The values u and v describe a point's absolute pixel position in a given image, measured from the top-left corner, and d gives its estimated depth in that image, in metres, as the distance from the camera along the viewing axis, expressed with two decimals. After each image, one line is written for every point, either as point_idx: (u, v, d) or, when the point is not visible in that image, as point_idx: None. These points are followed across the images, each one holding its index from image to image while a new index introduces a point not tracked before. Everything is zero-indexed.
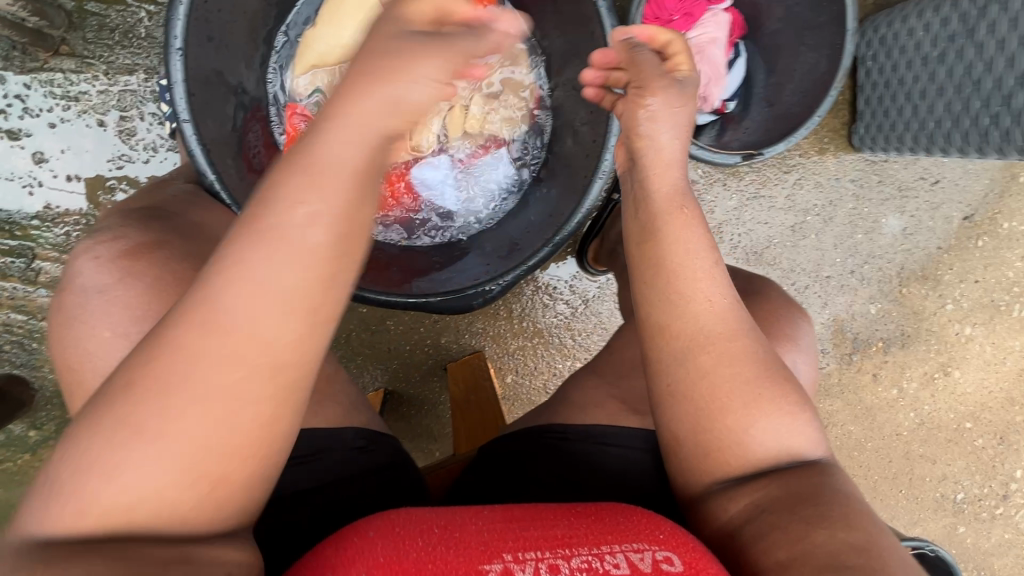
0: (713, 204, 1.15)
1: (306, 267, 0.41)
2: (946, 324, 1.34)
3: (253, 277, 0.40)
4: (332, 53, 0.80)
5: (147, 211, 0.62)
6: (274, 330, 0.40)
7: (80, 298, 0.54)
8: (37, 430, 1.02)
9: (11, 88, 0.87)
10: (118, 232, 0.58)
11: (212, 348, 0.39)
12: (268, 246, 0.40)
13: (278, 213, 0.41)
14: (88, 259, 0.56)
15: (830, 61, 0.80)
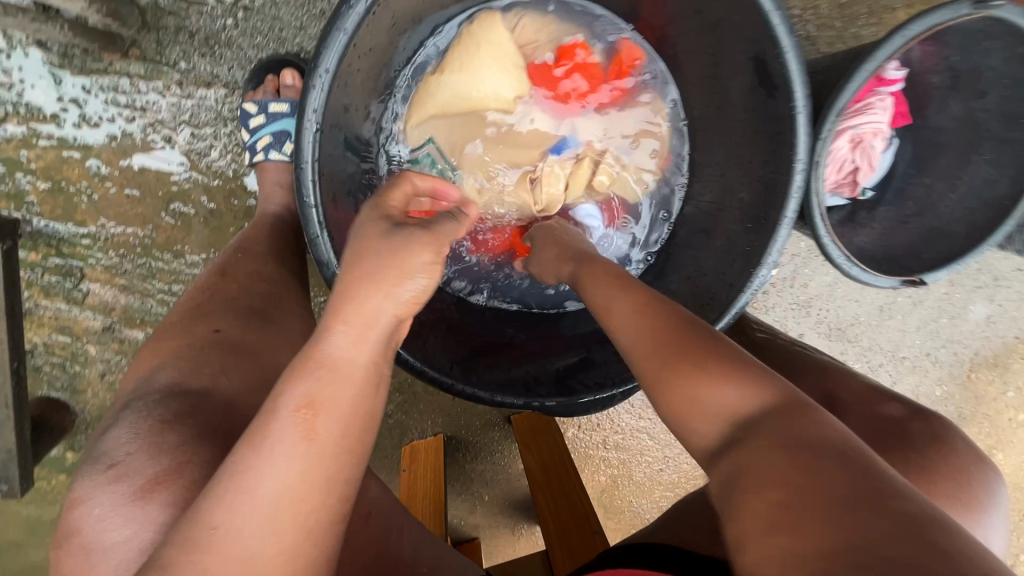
0: (808, 278, 1.08)
1: (307, 471, 0.36)
2: (1003, 410, 1.32)
3: (253, 478, 0.35)
4: (456, 103, 0.72)
5: (167, 390, 0.50)
6: (263, 540, 0.35)
7: (92, 546, 0.43)
8: (74, 452, 0.96)
9: (67, 91, 0.74)
10: (129, 442, 0.46)
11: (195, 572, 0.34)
12: (275, 444, 0.36)
13: (285, 408, 0.37)
14: (100, 488, 0.45)
15: (1011, 185, 0.72)
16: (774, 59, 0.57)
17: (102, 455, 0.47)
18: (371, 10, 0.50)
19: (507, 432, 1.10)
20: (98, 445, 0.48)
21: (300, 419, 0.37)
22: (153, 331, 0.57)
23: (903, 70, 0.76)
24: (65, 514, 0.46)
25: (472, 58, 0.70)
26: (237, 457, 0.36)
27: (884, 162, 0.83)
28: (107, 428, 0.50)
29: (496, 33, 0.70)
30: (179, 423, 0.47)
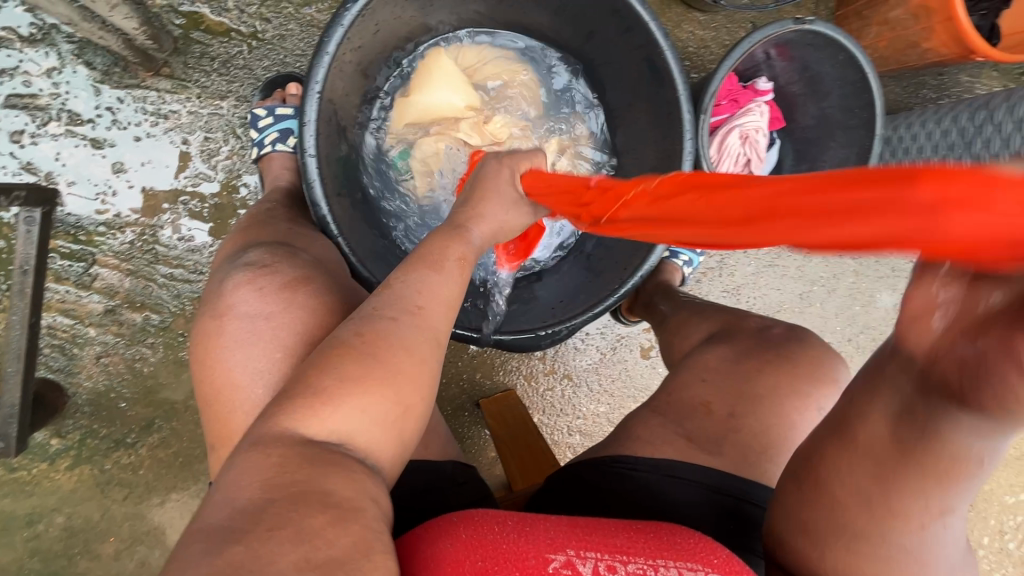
0: (734, 267, 1.27)
1: (458, 294, 0.56)
2: None
3: (434, 286, 0.54)
4: (427, 112, 0.89)
5: (280, 242, 0.67)
6: (445, 324, 0.53)
7: (236, 321, 0.57)
8: (59, 439, 0.99)
9: (105, 100, 0.91)
10: (268, 259, 0.63)
11: (410, 322, 0.50)
12: (442, 270, 0.55)
13: (450, 254, 0.57)
14: (246, 285, 0.60)
15: (859, 158, 0.94)
16: (658, 56, 0.78)
17: (248, 265, 0.62)
18: (363, 14, 0.69)
19: (477, 416, 1.18)
20: (231, 266, 0.63)
21: (459, 262, 0.57)
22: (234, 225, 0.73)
23: (769, 83, 1.00)
24: (207, 306, 0.60)
25: (435, 79, 0.88)
26: (409, 267, 0.55)
27: (772, 156, 1.05)
28: (232, 260, 0.65)
29: (444, 58, 0.89)
30: (302, 256, 0.64)
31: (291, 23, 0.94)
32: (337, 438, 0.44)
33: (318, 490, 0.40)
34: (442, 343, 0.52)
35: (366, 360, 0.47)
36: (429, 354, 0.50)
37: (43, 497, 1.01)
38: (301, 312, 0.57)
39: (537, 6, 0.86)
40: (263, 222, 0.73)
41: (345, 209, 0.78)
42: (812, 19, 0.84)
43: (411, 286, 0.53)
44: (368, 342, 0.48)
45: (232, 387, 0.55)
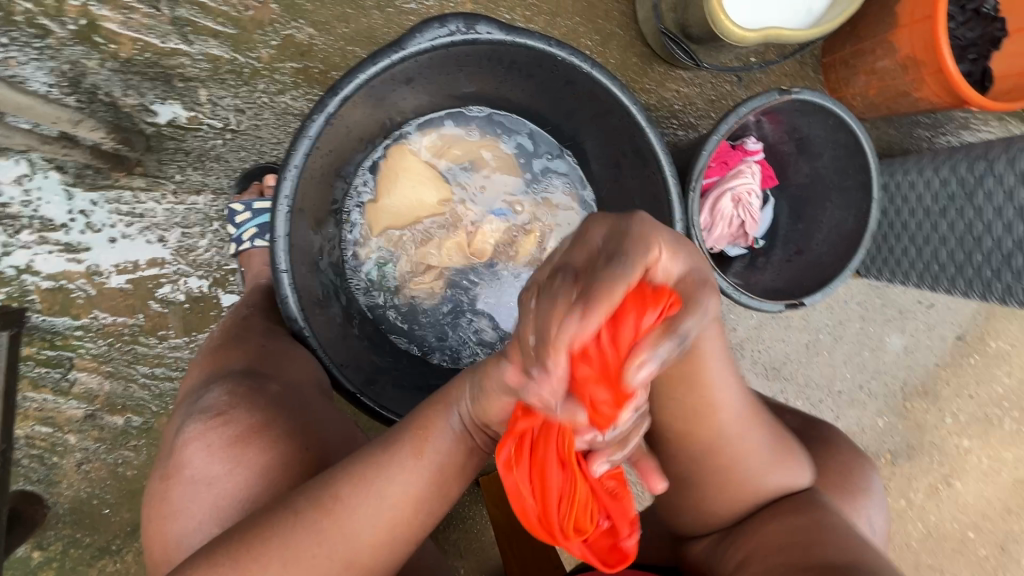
0: (735, 322, 1.23)
1: (422, 475, 0.48)
2: (947, 436, 1.40)
3: (384, 477, 0.48)
4: (395, 213, 0.86)
5: (247, 373, 0.63)
6: (392, 513, 0.48)
7: (183, 478, 0.56)
8: (41, 551, 0.95)
9: (77, 204, 0.88)
10: (224, 404, 0.59)
11: (311, 533, 0.46)
12: (398, 457, 0.48)
13: (411, 439, 0.49)
14: (197, 438, 0.57)
15: (857, 221, 0.90)
16: (641, 136, 0.75)
17: (202, 409, 0.60)
18: (331, 121, 0.67)
19: (478, 495, 1.13)
20: (192, 404, 0.61)
21: (414, 446, 0.48)
22: (204, 346, 0.69)
23: (759, 142, 0.97)
24: (167, 447, 0.59)
25: (402, 179, 0.86)
26: (370, 455, 0.49)
27: (768, 215, 1.02)
28: (200, 391, 0.63)
29: (410, 155, 0.86)
30: (264, 394, 0.60)
31: (266, 112, 0.92)
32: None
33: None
34: (352, 559, 0.47)
35: (239, 568, 0.46)
36: (318, 573, 0.46)
37: None
38: (249, 477, 0.54)
39: (515, 89, 0.84)
40: (232, 339, 0.69)
41: (319, 313, 0.74)
42: (798, 89, 0.82)
43: (350, 475, 0.48)
44: (252, 547, 0.46)
45: (171, 547, 0.55)
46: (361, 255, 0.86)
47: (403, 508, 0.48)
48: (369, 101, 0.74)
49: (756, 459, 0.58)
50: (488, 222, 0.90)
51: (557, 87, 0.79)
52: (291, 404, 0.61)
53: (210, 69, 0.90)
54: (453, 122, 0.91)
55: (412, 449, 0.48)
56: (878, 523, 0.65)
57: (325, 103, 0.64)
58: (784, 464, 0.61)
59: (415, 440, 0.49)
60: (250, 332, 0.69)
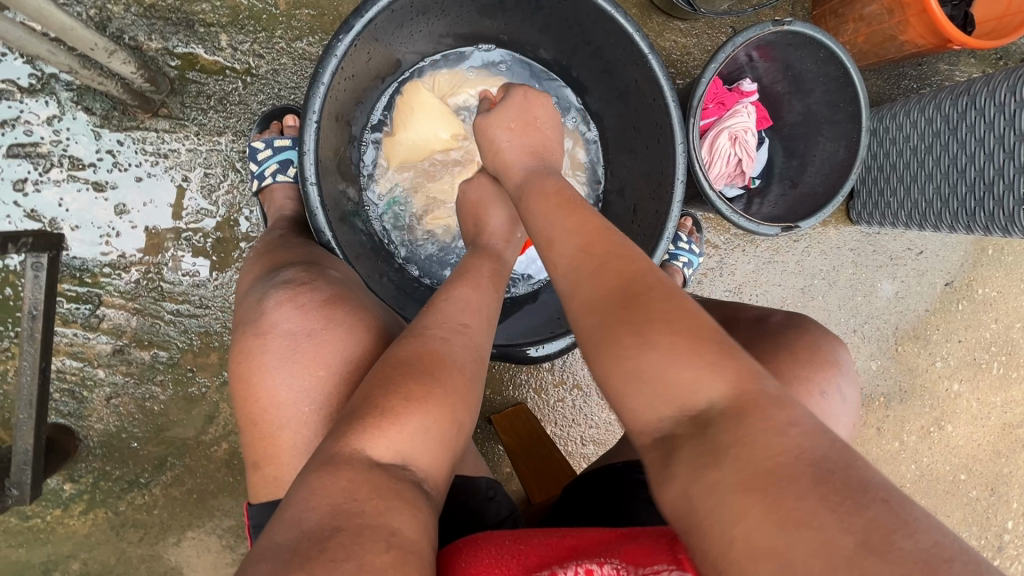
0: (733, 266, 1.28)
1: (486, 298, 0.64)
2: (937, 380, 1.45)
3: (464, 301, 0.62)
4: (411, 148, 0.90)
5: (308, 260, 0.67)
6: (482, 329, 0.61)
7: (282, 339, 0.59)
8: (72, 483, 0.99)
9: (105, 144, 0.92)
10: (303, 277, 0.64)
11: (449, 339, 0.58)
12: (472, 284, 0.65)
13: (479, 274, 0.68)
14: (287, 303, 0.61)
15: (848, 151, 0.94)
16: (644, 62, 0.80)
17: (282, 286, 0.63)
18: (355, 43, 0.71)
19: (490, 433, 1.17)
20: (263, 288, 0.64)
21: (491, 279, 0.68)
22: (256, 251, 0.73)
23: (755, 84, 1.02)
24: (249, 324, 0.61)
25: (416, 115, 0.90)
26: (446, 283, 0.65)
27: (763, 155, 1.07)
28: (266, 279, 0.66)
29: (423, 92, 0.90)
30: (335, 275, 0.66)
31: (283, 58, 0.96)
32: (394, 468, 0.49)
33: (382, 528, 0.43)
34: (483, 356, 0.59)
35: (416, 387, 0.52)
36: (469, 372, 0.57)
37: (57, 544, 0.99)
38: (353, 328, 0.61)
39: (523, 26, 0.88)
40: (279, 247, 0.73)
41: (342, 232, 0.79)
42: (790, 20, 0.86)
43: (436, 307, 0.61)
44: (407, 368, 0.54)
45: (275, 406, 0.58)
46: (380, 190, 0.91)
47: (491, 314, 0.64)
48: (385, 32, 0.78)
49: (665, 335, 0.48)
50: None
51: (563, 20, 0.84)
52: (348, 286, 0.66)
53: (229, 15, 0.94)
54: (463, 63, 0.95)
55: (491, 284, 0.67)
56: (849, 393, 0.69)
57: (350, 24, 0.69)
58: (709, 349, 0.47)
59: (491, 281, 0.67)
60: (282, 243, 0.74)
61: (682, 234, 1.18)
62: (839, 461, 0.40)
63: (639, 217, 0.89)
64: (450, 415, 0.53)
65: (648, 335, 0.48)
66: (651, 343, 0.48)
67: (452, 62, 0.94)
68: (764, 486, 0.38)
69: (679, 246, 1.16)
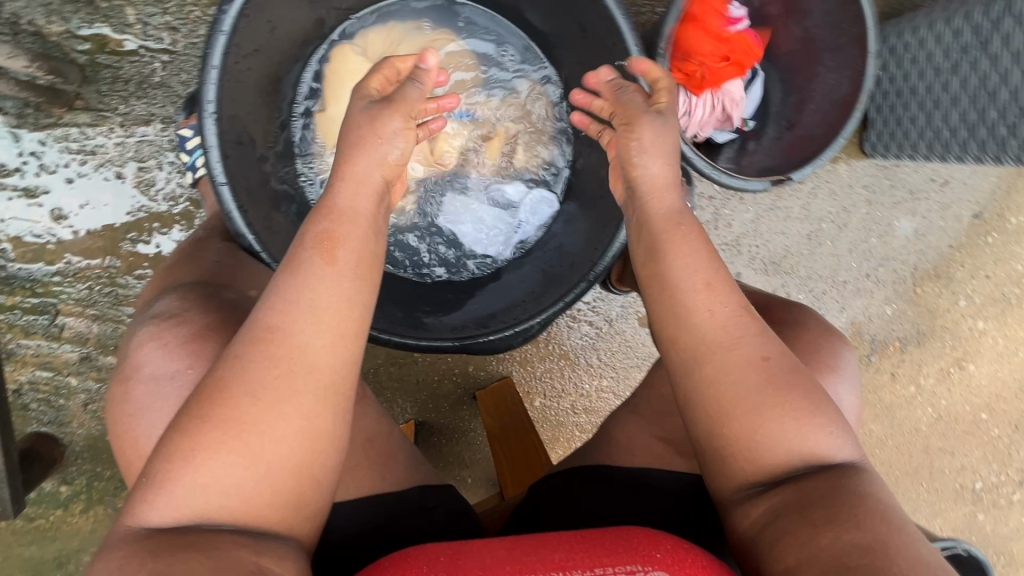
0: (729, 218, 1.17)
1: (335, 286, 0.51)
2: (960, 320, 1.35)
3: (293, 292, 0.49)
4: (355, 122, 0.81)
5: (197, 284, 0.63)
6: (311, 340, 0.49)
7: (144, 382, 0.56)
8: (67, 485, 1.01)
9: (26, 146, 0.86)
10: (175, 308, 0.60)
11: (261, 358, 0.48)
12: (309, 267, 0.50)
13: (310, 241, 0.52)
14: (151, 341, 0.57)
15: (851, 83, 0.81)
16: (595, 0, 0.67)
17: (153, 315, 0.60)
18: (247, 13, 0.61)
19: (477, 409, 1.15)
20: (143, 315, 0.61)
21: (322, 248, 0.52)
22: (160, 269, 0.69)
23: (742, 8, 0.87)
24: (119, 370, 0.59)
25: (346, 83, 0.80)
26: (280, 276, 0.50)
27: (757, 92, 0.93)
28: (144, 311, 0.62)
29: (352, 55, 0.80)
30: (215, 298, 0.61)
31: (200, 28, 0.86)
32: (191, 515, 0.45)
33: (207, 550, 0.43)
34: (315, 368, 0.48)
35: (209, 420, 0.46)
36: (290, 393, 0.47)
37: (66, 541, 1.03)
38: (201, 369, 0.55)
39: None
40: (188, 258, 0.68)
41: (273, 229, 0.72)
42: None
43: (269, 303, 0.50)
44: (210, 401, 0.47)
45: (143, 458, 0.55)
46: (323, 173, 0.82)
47: (332, 305, 0.50)
48: None
49: (744, 377, 0.53)
50: (451, 126, 0.88)
51: None
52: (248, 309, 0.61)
53: None
54: (396, 18, 0.84)
55: (327, 267, 0.51)
56: (846, 402, 0.62)
57: None
58: (810, 399, 0.53)
59: (326, 262, 0.51)
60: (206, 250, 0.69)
61: None
62: (878, 500, 0.49)
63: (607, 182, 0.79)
64: (268, 443, 0.46)
65: (722, 375, 0.53)
66: (741, 382, 0.53)
67: (384, 18, 0.84)
68: (827, 523, 0.47)
69: None
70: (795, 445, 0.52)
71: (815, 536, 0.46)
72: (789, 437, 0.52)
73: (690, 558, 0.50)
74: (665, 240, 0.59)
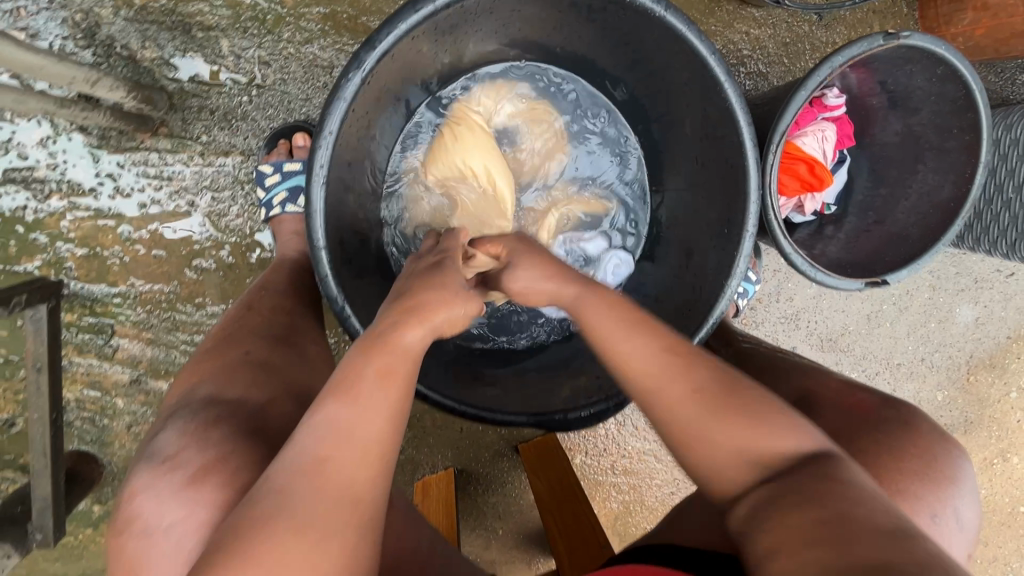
0: (792, 292, 1.14)
1: (387, 418, 0.46)
2: (1009, 411, 1.32)
3: (347, 425, 0.44)
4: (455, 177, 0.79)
5: (211, 401, 0.57)
6: (359, 473, 0.44)
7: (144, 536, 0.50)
8: (101, 505, 0.99)
9: (104, 167, 0.84)
10: (178, 445, 0.53)
11: (305, 496, 0.42)
12: (365, 396, 0.46)
13: (368, 370, 0.47)
14: (152, 483, 0.52)
15: (955, 188, 0.79)
16: (716, 91, 0.66)
17: (156, 453, 0.54)
18: (368, 79, 0.59)
19: (516, 461, 1.13)
20: (147, 449, 0.55)
21: (379, 377, 0.47)
22: (188, 363, 0.64)
23: (842, 96, 0.86)
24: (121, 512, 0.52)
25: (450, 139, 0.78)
26: (330, 402, 0.46)
27: (841, 176, 0.91)
28: (151, 439, 0.56)
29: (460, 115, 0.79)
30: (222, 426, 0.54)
31: (292, 65, 0.84)
32: None
33: None
34: (362, 502, 0.43)
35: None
36: (332, 535, 0.41)
37: (92, 560, 1.01)
38: (192, 527, 0.48)
39: (567, 35, 0.74)
40: (221, 345, 0.64)
41: (358, 287, 0.69)
42: (909, 32, 0.68)
43: (316, 435, 0.44)
44: (233, 550, 0.39)
45: None
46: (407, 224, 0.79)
47: (381, 438, 0.45)
48: (406, 56, 0.66)
49: (725, 448, 0.49)
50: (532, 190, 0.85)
51: (621, 31, 0.69)
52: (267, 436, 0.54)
53: (230, 16, 0.82)
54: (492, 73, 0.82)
55: (381, 394, 0.46)
56: (968, 517, 0.61)
57: (360, 59, 0.57)
58: (763, 412, 0.50)
59: (381, 389, 0.47)
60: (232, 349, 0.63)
61: None
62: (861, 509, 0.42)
63: (696, 267, 0.76)
64: None
65: (711, 458, 0.50)
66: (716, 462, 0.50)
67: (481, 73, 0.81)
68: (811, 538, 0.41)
69: None
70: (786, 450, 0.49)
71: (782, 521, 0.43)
72: (754, 442, 0.49)
73: None
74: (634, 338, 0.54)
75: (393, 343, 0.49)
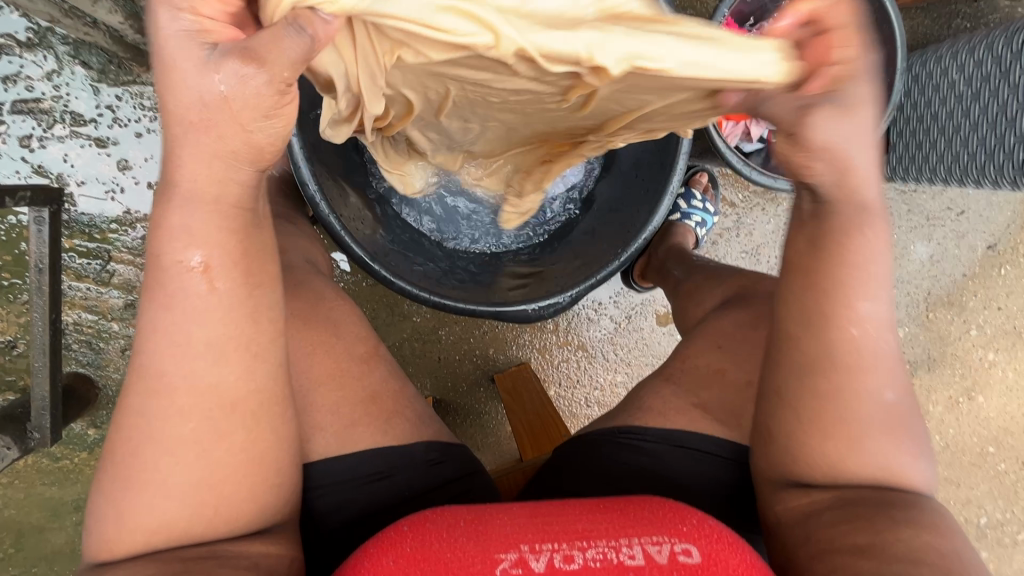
0: (751, 227, 1.21)
1: (216, 308, 0.44)
2: (970, 349, 1.36)
3: (175, 326, 0.43)
4: (474, 63, 0.48)
5: None
6: (205, 369, 0.44)
7: None
8: (95, 429, 1.05)
9: (104, 99, 0.92)
10: None
11: (162, 411, 0.44)
12: (184, 294, 0.43)
13: (169, 262, 0.42)
14: None
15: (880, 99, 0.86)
16: None
17: None
18: None
19: (492, 392, 1.18)
20: None
21: (186, 269, 0.43)
22: None
23: None
24: None
25: None
26: (149, 310, 0.43)
27: None
28: None
29: None
30: None
31: None
32: (151, 544, 0.45)
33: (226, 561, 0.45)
34: (227, 397, 0.45)
35: (129, 476, 0.45)
36: (204, 432, 0.45)
37: (86, 483, 1.06)
38: None
39: None
40: None
41: (335, 183, 0.78)
42: None
43: (149, 345, 0.44)
44: (122, 457, 0.45)
45: None
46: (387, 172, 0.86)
47: (215, 330, 0.44)
48: None
49: (871, 401, 0.51)
50: None
51: None
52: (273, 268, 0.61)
53: None
54: None
55: (194, 287, 0.43)
56: None
57: None
58: (903, 412, 0.53)
59: (192, 283, 0.43)
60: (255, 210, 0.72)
61: (696, 192, 1.13)
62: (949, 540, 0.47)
63: (643, 171, 0.83)
64: (208, 481, 0.46)
65: (846, 396, 0.51)
66: (849, 400, 0.51)
67: None
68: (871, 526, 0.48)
69: (692, 204, 1.12)
70: (878, 456, 0.52)
71: (893, 533, 0.47)
72: (875, 433, 0.52)
73: (719, 533, 0.48)
74: (863, 224, 0.50)
75: (180, 224, 0.42)
